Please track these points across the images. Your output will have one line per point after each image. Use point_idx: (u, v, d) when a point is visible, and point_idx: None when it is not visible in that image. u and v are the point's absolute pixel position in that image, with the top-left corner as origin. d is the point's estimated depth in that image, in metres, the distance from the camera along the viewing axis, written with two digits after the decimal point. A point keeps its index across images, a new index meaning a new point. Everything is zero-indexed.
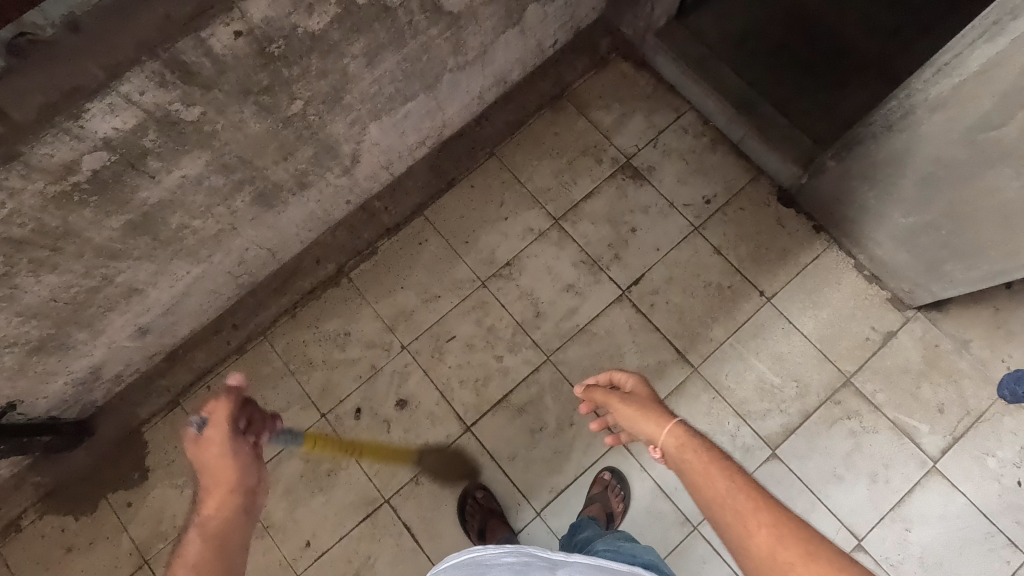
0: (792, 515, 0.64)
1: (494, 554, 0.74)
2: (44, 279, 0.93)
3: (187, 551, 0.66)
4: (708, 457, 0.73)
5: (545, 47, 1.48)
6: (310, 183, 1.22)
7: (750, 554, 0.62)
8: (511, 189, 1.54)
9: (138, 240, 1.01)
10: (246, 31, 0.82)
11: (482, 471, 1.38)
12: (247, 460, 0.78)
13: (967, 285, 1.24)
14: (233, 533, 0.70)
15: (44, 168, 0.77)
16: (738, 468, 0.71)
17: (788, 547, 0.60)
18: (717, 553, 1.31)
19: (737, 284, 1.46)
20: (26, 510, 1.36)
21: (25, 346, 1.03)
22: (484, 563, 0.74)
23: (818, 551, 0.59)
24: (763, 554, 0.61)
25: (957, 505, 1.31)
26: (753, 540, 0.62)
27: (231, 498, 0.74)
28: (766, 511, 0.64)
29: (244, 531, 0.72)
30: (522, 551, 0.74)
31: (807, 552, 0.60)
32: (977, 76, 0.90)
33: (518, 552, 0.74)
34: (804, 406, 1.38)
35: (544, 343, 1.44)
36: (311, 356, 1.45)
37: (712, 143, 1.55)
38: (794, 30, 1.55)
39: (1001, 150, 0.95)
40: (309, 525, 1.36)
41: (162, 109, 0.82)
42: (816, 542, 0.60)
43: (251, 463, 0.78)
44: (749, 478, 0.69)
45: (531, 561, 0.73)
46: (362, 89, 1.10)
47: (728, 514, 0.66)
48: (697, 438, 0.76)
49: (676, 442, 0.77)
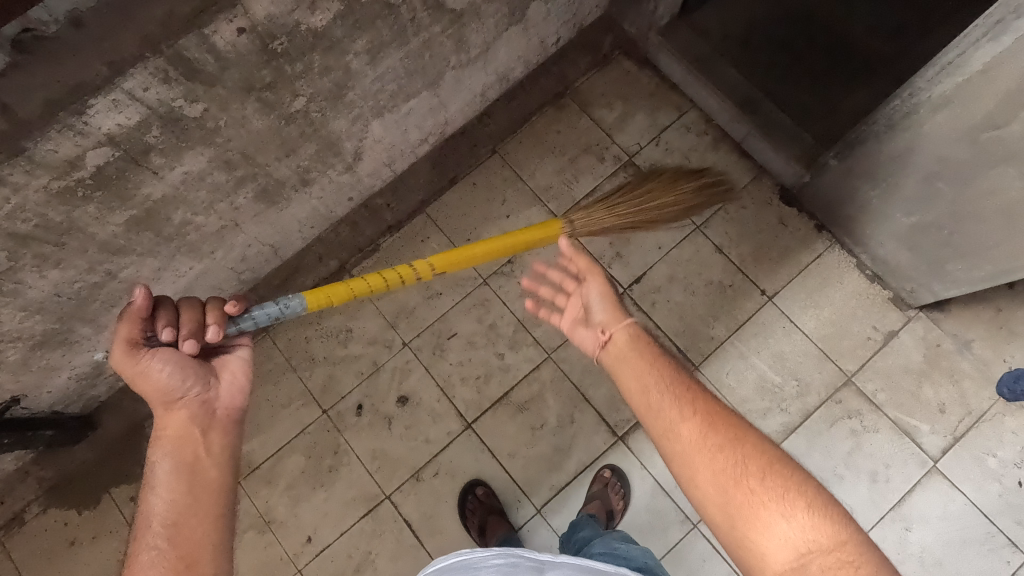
0: (723, 409, 0.75)
1: (483, 557, 0.75)
2: (48, 274, 0.93)
3: (154, 476, 0.77)
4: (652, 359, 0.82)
5: (548, 44, 1.48)
6: (312, 180, 1.22)
7: (683, 437, 0.73)
8: (513, 186, 1.55)
9: (141, 235, 1.01)
10: (250, 27, 0.82)
11: (483, 468, 1.38)
12: (175, 373, 0.81)
13: (969, 284, 1.24)
14: (189, 448, 0.79)
15: (48, 163, 0.77)
16: (679, 367, 0.81)
17: (719, 433, 0.72)
18: (716, 552, 1.32)
19: (739, 283, 1.46)
20: (30, 504, 1.37)
21: (29, 341, 1.04)
22: (474, 566, 0.75)
23: (746, 438, 0.71)
24: (697, 438, 0.72)
25: (957, 505, 1.31)
26: (688, 424, 0.73)
27: (173, 415, 0.80)
28: (703, 410, 0.74)
29: (199, 443, 0.80)
30: (511, 552, 0.75)
31: (735, 439, 0.71)
32: (982, 74, 0.90)
33: (506, 553, 0.75)
34: (804, 405, 1.38)
35: (545, 341, 1.44)
36: (312, 352, 1.45)
37: (714, 142, 1.55)
38: (797, 29, 1.55)
39: (1004, 148, 0.95)
40: (310, 520, 1.37)
41: (165, 105, 0.83)
42: (742, 435, 0.72)
43: (180, 374, 0.81)
44: (688, 375, 0.80)
45: (520, 563, 0.74)
46: (365, 86, 1.10)
47: (665, 405, 0.76)
48: (642, 332, 0.87)
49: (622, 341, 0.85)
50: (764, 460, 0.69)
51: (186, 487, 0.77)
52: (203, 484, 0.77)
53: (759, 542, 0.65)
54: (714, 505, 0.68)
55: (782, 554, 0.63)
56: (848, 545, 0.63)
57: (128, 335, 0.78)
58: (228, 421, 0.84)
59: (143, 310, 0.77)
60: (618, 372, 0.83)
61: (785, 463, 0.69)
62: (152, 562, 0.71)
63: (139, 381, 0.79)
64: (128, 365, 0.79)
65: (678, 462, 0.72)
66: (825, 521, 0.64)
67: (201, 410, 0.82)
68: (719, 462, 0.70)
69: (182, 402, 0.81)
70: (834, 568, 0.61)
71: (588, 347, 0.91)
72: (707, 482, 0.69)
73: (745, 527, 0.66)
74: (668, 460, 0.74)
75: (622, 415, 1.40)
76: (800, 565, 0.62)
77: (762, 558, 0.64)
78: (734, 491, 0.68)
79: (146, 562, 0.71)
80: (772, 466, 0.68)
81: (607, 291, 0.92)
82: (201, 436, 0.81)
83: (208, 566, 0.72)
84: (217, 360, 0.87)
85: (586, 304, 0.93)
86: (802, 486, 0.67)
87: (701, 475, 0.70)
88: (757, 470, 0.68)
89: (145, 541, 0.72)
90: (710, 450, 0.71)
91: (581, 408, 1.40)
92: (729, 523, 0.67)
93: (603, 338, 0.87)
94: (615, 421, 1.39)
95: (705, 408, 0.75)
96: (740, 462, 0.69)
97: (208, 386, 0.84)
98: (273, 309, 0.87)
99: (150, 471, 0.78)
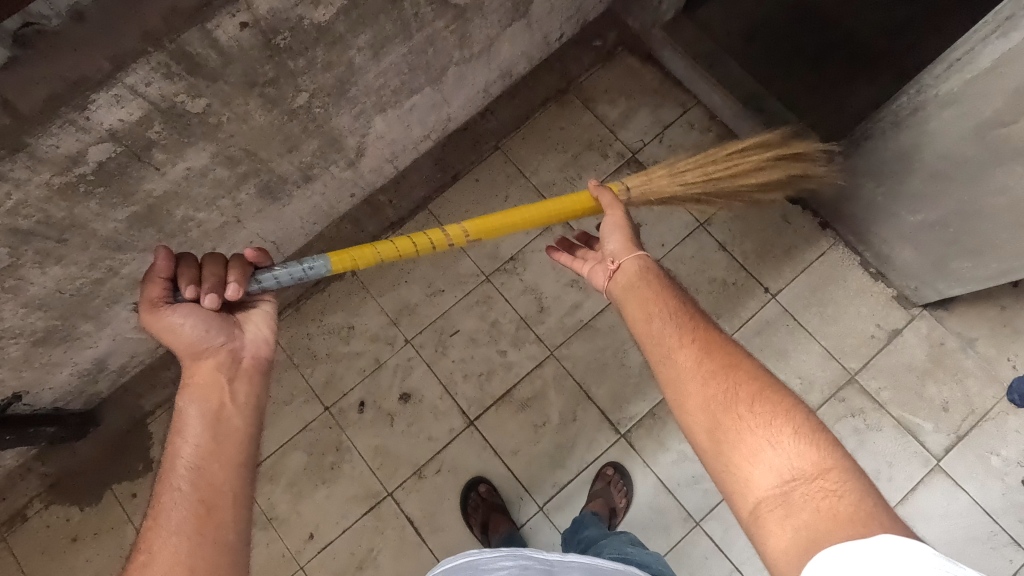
0: (725, 341, 0.75)
1: (492, 559, 0.75)
2: (50, 271, 0.93)
3: (179, 421, 0.77)
4: (657, 291, 0.82)
5: (551, 40, 1.47)
6: (314, 176, 1.22)
7: (678, 363, 0.73)
8: (516, 183, 1.54)
9: (143, 232, 1.01)
10: (253, 22, 0.81)
11: (485, 465, 1.38)
12: (198, 326, 0.80)
13: (974, 283, 1.23)
14: (214, 397, 0.79)
15: (49, 159, 0.76)
16: (687, 301, 0.81)
17: (715, 361, 0.71)
18: (719, 550, 1.31)
19: (742, 280, 1.46)
20: (32, 500, 1.37)
21: (31, 338, 1.03)
22: (482, 568, 0.74)
23: (743, 368, 0.70)
24: (692, 365, 0.72)
25: (960, 503, 1.31)
26: (686, 351, 0.73)
27: (200, 364, 0.80)
28: (699, 340, 0.74)
29: (225, 390, 0.80)
30: (519, 554, 0.75)
31: (731, 368, 0.70)
32: (990, 72, 0.89)
33: (515, 555, 0.75)
34: (808, 403, 1.38)
35: (548, 338, 1.44)
36: (314, 349, 1.45)
37: (718, 138, 1.54)
38: (802, 25, 1.54)
39: (1011, 147, 0.94)
40: (313, 517, 1.36)
41: (167, 100, 0.82)
42: (736, 364, 0.71)
43: (203, 325, 0.81)
44: (694, 309, 0.80)
45: (530, 565, 0.74)
46: (367, 81, 1.09)
47: (661, 332, 0.77)
48: (653, 266, 0.86)
49: (625, 271, 0.86)
50: (756, 387, 0.68)
51: (212, 435, 0.76)
52: (229, 435, 0.77)
53: (743, 467, 0.63)
54: (703, 432, 0.68)
55: (766, 481, 0.61)
56: (833, 472, 0.60)
57: (150, 295, 0.79)
58: (252, 373, 0.84)
59: (163, 270, 0.80)
60: (623, 301, 0.84)
61: (776, 390, 0.67)
62: (175, 503, 0.69)
63: (165, 336, 0.79)
64: (152, 323, 0.79)
65: (672, 390, 0.73)
66: (814, 450, 0.61)
67: (225, 360, 0.82)
68: (711, 389, 0.69)
69: (208, 353, 0.81)
70: (816, 497, 0.58)
71: (598, 281, 0.92)
72: (698, 408, 0.69)
73: (731, 452, 0.65)
74: (663, 387, 0.74)
75: (625, 413, 1.39)
76: (782, 494, 0.60)
77: (745, 484, 0.63)
78: (724, 417, 0.67)
79: (169, 503, 0.70)
80: (767, 394, 0.67)
81: (623, 222, 0.91)
82: (227, 384, 0.81)
83: (228, 511, 0.70)
84: (241, 313, 0.87)
85: (600, 236, 0.93)
86: (796, 415, 0.65)
87: (691, 402, 0.70)
88: (749, 398, 0.67)
89: (168, 484, 0.71)
90: (705, 377, 0.70)
91: (584, 406, 1.40)
92: (716, 449, 0.66)
93: (611, 268, 0.88)
94: (618, 419, 1.39)
95: (701, 337, 0.75)
96: (734, 389, 0.68)
97: (232, 335, 0.84)
98: (284, 273, 0.85)
99: (177, 416, 0.77)
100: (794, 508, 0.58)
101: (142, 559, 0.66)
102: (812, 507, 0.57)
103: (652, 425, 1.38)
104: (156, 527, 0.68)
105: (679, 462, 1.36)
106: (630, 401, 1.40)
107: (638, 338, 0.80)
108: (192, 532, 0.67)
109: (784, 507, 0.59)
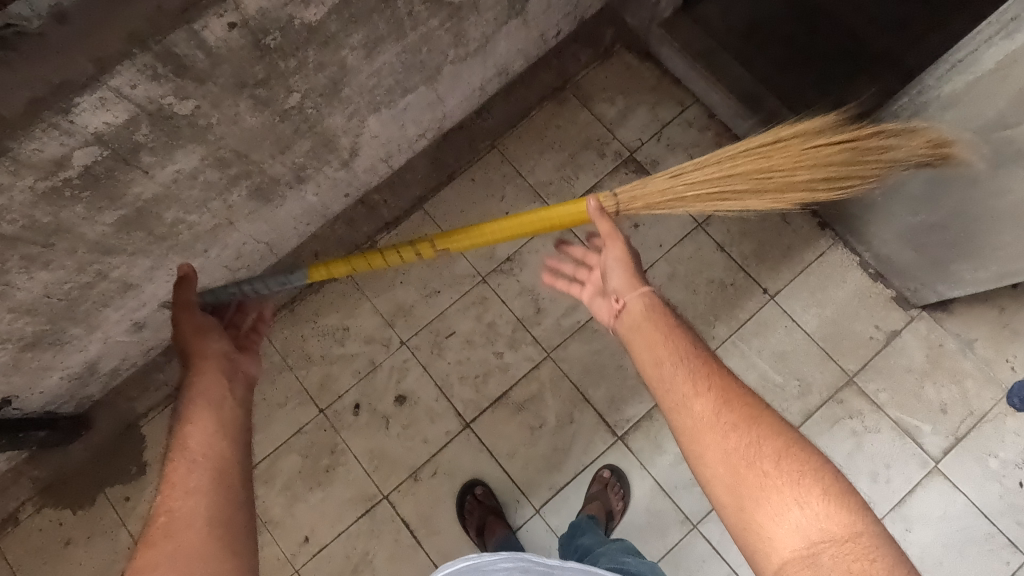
0: (739, 385, 0.73)
1: (492, 560, 0.75)
2: (37, 276, 0.91)
3: (183, 413, 0.76)
4: (665, 326, 0.79)
5: (548, 37, 1.45)
6: (307, 177, 1.20)
7: (694, 411, 0.71)
8: (512, 182, 1.52)
9: (132, 235, 0.99)
10: (241, 22, 0.79)
11: (481, 468, 1.37)
12: (214, 334, 0.87)
13: (974, 285, 1.22)
14: (217, 389, 0.79)
15: (33, 163, 0.75)
16: (696, 339, 0.79)
17: (733, 411, 0.70)
18: (716, 552, 1.31)
19: (740, 281, 1.44)
20: (23, 503, 1.35)
21: (19, 343, 1.02)
22: (483, 570, 0.75)
23: (762, 419, 0.70)
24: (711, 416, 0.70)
25: (958, 505, 1.30)
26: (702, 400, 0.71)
27: (206, 360, 0.82)
28: (717, 386, 0.72)
29: (229, 388, 0.81)
30: (519, 557, 0.76)
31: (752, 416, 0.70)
32: (994, 73, 0.88)
33: (515, 558, 0.75)
34: (806, 404, 1.37)
35: (544, 340, 1.43)
36: (309, 351, 1.43)
37: (717, 137, 1.53)
38: (802, 22, 1.53)
39: (1013, 149, 0.93)
40: (307, 520, 1.35)
41: (154, 103, 0.80)
42: (755, 412, 0.70)
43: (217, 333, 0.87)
44: (705, 349, 0.78)
45: (529, 567, 0.75)
46: (361, 81, 1.07)
47: (676, 377, 0.74)
48: (658, 300, 0.82)
49: (637, 304, 0.81)
50: (780, 442, 0.68)
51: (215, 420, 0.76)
52: (231, 423, 0.77)
53: (768, 527, 0.64)
54: (722, 485, 0.67)
55: (792, 540, 0.62)
56: (863, 536, 0.61)
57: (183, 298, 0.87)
58: (247, 383, 0.85)
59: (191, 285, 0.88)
60: (628, 337, 0.81)
61: (801, 445, 0.68)
62: (191, 469, 0.70)
63: (183, 333, 0.86)
64: (180, 324, 0.86)
65: (687, 438, 0.71)
66: (838, 509, 0.63)
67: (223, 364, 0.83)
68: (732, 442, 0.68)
69: (211, 355, 0.84)
70: (848, 559, 0.59)
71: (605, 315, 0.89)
72: (716, 460, 0.68)
73: (753, 508, 0.65)
74: (677, 433, 0.73)
75: (622, 415, 1.38)
76: (810, 554, 0.60)
77: (768, 543, 0.63)
78: (746, 472, 0.66)
79: (183, 474, 0.69)
80: (792, 451, 0.67)
81: (624, 256, 0.84)
82: (229, 384, 0.81)
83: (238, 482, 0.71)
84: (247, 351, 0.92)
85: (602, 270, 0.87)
86: (818, 471, 0.66)
87: (710, 454, 0.69)
88: (772, 453, 0.67)
89: (183, 457, 0.71)
90: (724, 430, 0.69)
91: (581, 408, 1.39)
92: (736, 504, 0.66)
93: (617, 307, 0.83)
94: (615, 421, 1.38)
95: (720, 384, 0.73)
96: (756, 443, 0.68)
97: (228, 349, 0.86)
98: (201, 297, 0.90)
99: (182, 406, 0.77)
100: (823, 568, 0.59)
101: (162, 520, 0.65)
102: (845, 568, 0.58)
103: (649, 427, 1.37)
104: (172, 492, 0.68)
105: (677, 465, 1.35)
106: (627, 403, 1.39)
107: (647, 378, 0.77)
108: (209, 491, 0.68)
109: (813, 568, 0.59)
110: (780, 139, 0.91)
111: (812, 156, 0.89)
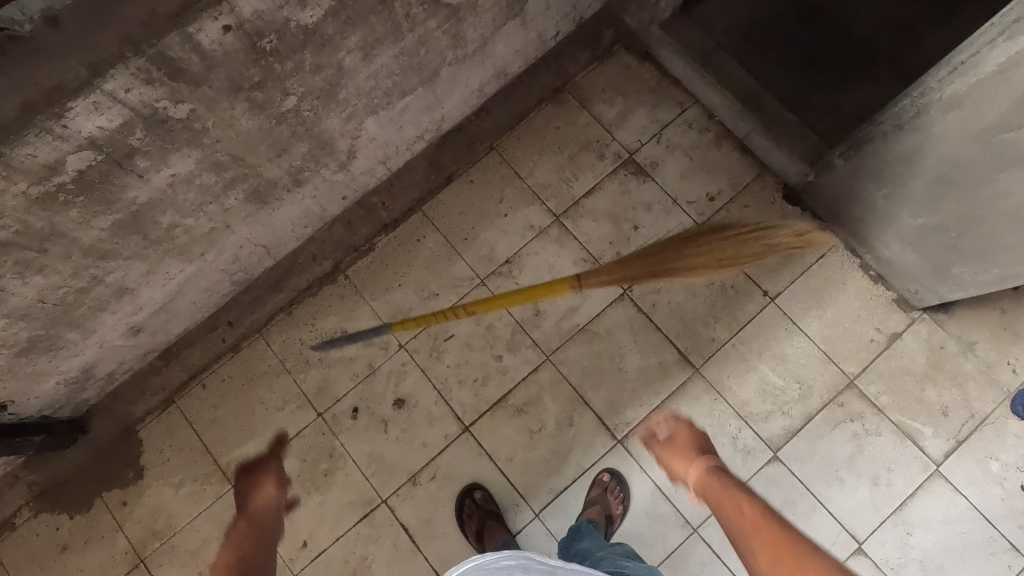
0: (800, 538, 0.81)
1: (494, 559, 0.77)
2: (31, 281, 0.91)
3: None
4: (744, 496, 0.90)
5: (547, 39, 1.44)
6: (305, 180, 1.19)
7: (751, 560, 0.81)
8: (511, 184, 1.51)
9: (128, 239, 0.98)
10: (236, 25, 0.79)
11: (480, 472, 1.36)
12: (271, 491, 1.10)
13: (976, 287, 1.21)
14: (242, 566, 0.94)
15: (26, 168, 0.74)
16: (761, 502, 0.90)
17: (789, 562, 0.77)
18: (716, 556, 1.30)
19: (741, 283, 1.43)
20: (20, 509, 1.35)
21: (14, 348, 1.01)
22: (487, 568, 0.77)
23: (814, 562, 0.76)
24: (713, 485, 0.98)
25: (959, 509, 1.30)
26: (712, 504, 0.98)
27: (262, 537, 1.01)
28: (776, 546, 0.80)
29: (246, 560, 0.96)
30: (521, 555, 0.77)
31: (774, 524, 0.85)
32: (996, 75, 0.87)
33: (517, 556, 0.77)
34: (807, 407, 1.36)
35: (543, 343, 1.42)
36: (307, 354, 1.43)
37: (717, 139, 1.52)
38: (802, 23, 1.52)
39: (1015, 153, 0.92)
40: (306, 525, 1.35)
41: (149, 106, 0.80)
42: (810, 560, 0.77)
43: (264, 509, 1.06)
44: (774, 512, 0.87)
45: (530, 564, 0.77)
46: (358, 84, 1.07)
47: (744, 526, 0.86)
48: (723, 471, 0.98)
49: (703, 483, 0.97)
50: None
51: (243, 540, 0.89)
52: None
53: None
54: None
55: None
56: None
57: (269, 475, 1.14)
58: (276, 515, 1.07)
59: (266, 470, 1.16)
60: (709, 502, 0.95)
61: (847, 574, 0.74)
62: None
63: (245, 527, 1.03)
64: (250, 492, 1.11)
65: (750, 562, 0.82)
66: None
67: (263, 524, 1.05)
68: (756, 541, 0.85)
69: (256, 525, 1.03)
70: None
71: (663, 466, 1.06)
72: None
73: None
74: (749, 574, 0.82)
75: (622, 418, 1.37)
76: None
77: None
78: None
79: None
80: None
81: (687, 439, 1.05)
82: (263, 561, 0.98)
83: None
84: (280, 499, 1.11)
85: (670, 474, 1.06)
86: None
87: None
88: None
89: None
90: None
91: (580, 411, 1.38)
92: None
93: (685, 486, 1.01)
94: (615, 424, 1.37)
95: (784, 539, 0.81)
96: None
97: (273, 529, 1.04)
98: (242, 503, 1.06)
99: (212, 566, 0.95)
100: None
101: None
102: None
103: None
104: None
105: None
106: (626, 406, 1.38)
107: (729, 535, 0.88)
108: None
109: None
110: (685, 236, 1.20)
111: (706, 242, 1.18)
